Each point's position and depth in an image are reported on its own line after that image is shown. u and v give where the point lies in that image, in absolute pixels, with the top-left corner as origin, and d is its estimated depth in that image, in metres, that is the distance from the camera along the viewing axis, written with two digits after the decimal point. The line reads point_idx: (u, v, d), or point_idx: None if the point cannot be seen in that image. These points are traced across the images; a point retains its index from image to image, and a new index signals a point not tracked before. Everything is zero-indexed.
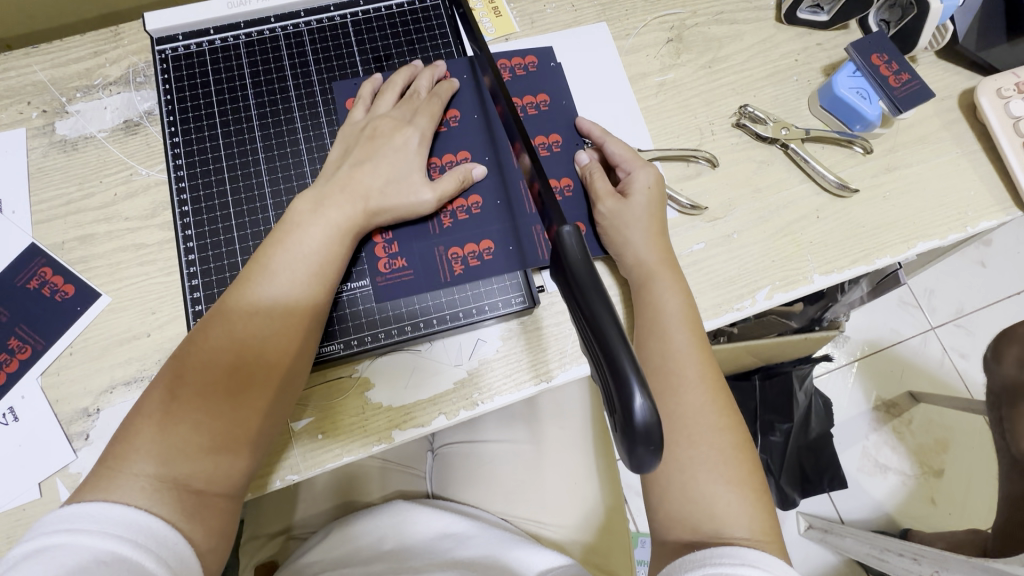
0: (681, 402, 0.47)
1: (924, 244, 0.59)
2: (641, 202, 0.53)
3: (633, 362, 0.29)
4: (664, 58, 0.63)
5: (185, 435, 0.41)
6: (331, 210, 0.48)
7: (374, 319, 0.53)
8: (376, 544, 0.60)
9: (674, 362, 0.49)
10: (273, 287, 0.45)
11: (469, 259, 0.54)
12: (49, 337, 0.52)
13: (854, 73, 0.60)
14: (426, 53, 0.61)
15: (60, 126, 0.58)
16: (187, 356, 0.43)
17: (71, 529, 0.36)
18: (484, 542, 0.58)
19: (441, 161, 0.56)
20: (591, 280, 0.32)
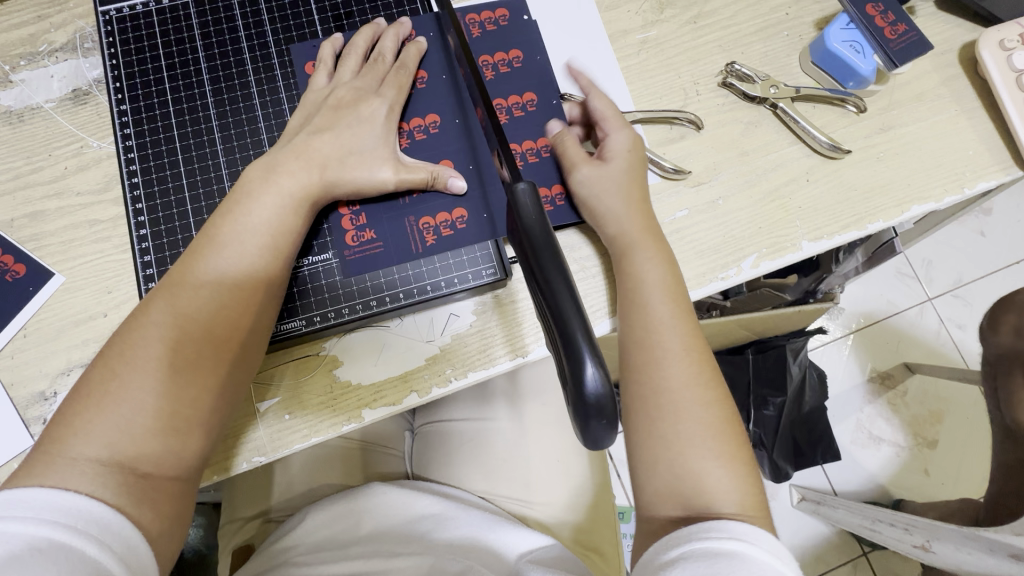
0: (659, 375, 0.45)
1: (918, 208, 0.56)
2: (617, 168, 0.50)
3: (586, 331, 0.28)
4: (646, 14, 0.60)
5: (132, 416, 0.39)
6: (285, 179, 0.46)
7: (340, 294, 0.50)
8: (356, 526, 0.58)
9: (656, 333, 0.46)
10: (222, 260, 0.43)
11: (439, 230, 0.51)
12: (1, 319, 0.50)
13: (848, 25, 0.56)
14: (390, 11, 0.57)
15: (4, 97, 0.55)
16: (131, 333, 0.42)
17: (2, 517, 0.34)
18: (464, 523, 0.56)
19: (409, 126, 0.53)
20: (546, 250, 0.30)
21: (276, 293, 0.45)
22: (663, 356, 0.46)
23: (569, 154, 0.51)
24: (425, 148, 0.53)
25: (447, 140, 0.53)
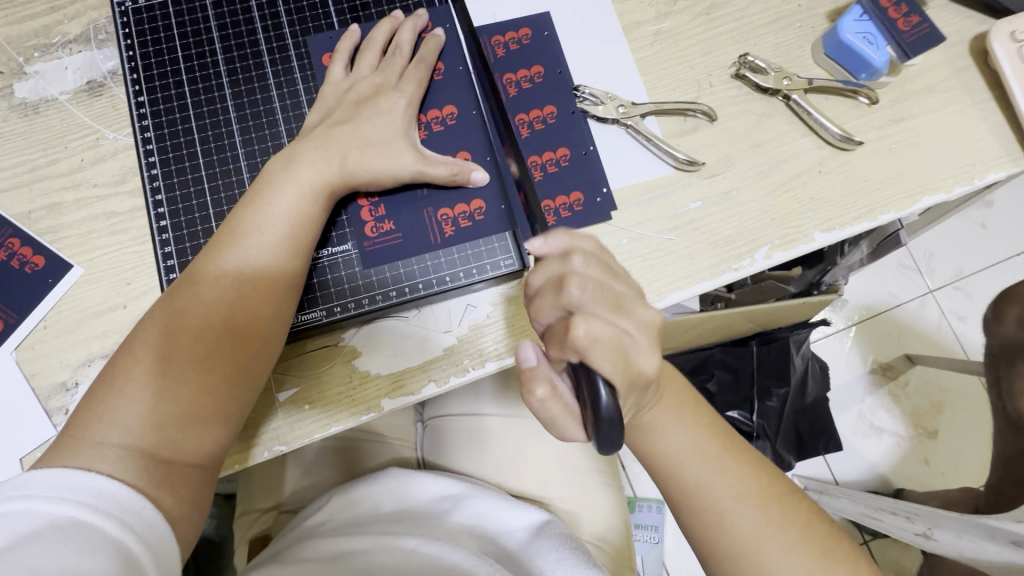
0: (699, 486, 0.46)
1: (929, 199, 0.56)
2: (620, 278, 0.41)
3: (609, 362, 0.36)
4: (660, 5, 0.60)
5: (152, 406, 0.40)
6: (305, 169, 0.46)
7: (359, 284, 0.51)
8: (375, 505, 0.60)
9: (679, 460, 0.46)
10: (244, 250, 0.44)
11: (456, 221, 0.52)
12: (20, 311, 0.50)
13: (861, 17, 0.56)
14: (405, 2, 0.57)
15: (19, 88, 0.55)
16: (158, 320, 0.42)
17: (28, 496, 0.35)
18: (477, 504, 0.60)
19: (427, 118, 0.53)
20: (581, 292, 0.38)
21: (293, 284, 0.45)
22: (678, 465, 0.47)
23: (575, 240, 0.41)
24: (442, 140, 0.53)
25: (463, 131, 0.54)
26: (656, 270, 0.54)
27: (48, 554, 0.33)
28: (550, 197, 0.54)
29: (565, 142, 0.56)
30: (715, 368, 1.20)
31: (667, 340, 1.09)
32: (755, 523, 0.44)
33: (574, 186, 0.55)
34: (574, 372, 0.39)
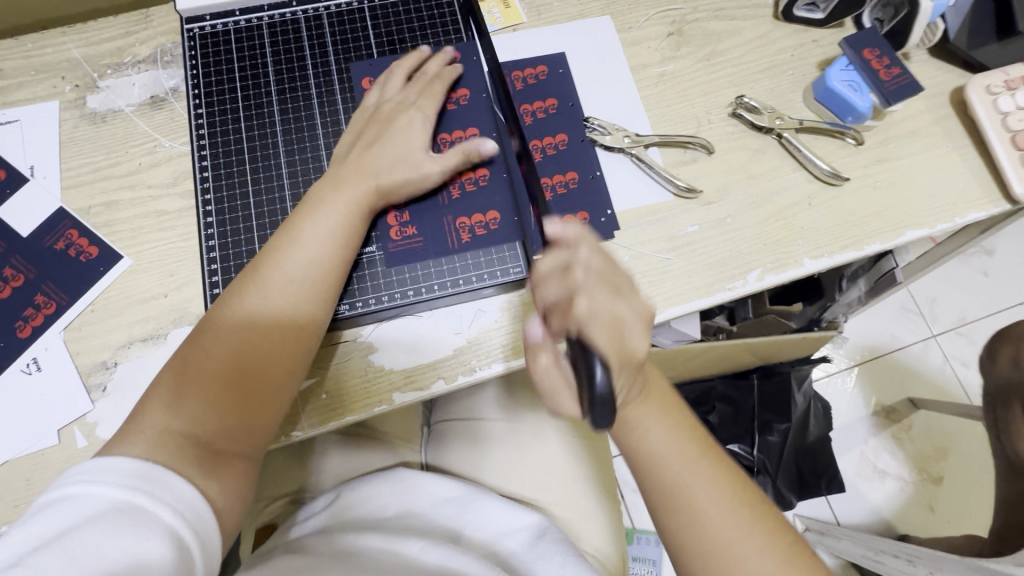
0: (680, 487, 0.47)
1: (913, 233, 0.61)
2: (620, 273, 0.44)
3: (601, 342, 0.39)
4: (664, 50, 0.66)
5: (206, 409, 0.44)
6: (348, 187, 0.51)
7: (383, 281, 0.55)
8: (383, 507, 0.62)
9: (659, 459, 0.48)
10: (298, 258, 0.49)
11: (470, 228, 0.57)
12: (72, 295, 0.55)
13: (846, 67, 0.62)
14: (437, 38, 0.64)
15: (91, 100, 0.62)
16: (217, 321, 0.47)
17: (92, 482, 0.38)
18: (483, 509, 0.62)
19: (449, 138, 0.59)
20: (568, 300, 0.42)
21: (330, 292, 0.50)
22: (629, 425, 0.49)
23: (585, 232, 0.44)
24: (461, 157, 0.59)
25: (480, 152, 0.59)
26: (655, 286, 0.58)
27: (104, 536, 0.35)
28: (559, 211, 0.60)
29: (573, 164, 0.61)
30: (716, 401, 1.24)
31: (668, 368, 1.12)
32: (723, 526, 0.45)
33: (580, 207, 0.60)
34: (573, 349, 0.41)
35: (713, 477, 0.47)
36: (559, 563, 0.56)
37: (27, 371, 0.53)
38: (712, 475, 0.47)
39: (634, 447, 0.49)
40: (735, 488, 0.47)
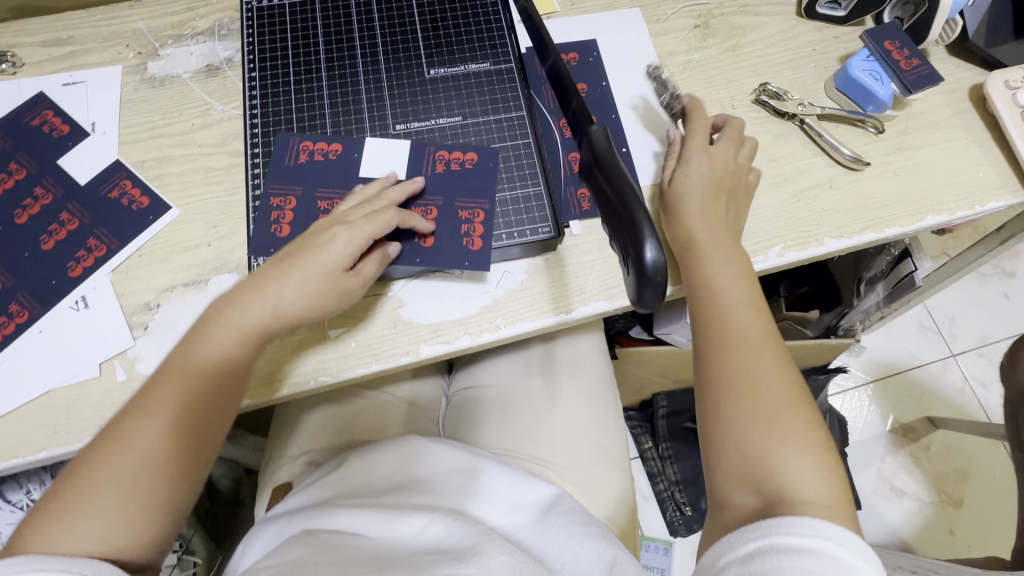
0: (747, 364, 0.46)
1: (933, 218, 0.62)
2: (721, 179, 0.56)
3: (648, 219, 0.35)
4: (691, 41, 0.69)
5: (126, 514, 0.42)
6: (273, 290, 0.49)
7: (271, 238, 0.55)
8: (393, 477, 0.62)
9: (731, 335, 0.48)
10: (211, 343, 0.48)
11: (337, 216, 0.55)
12: (122, 239, 0.58)
13: (868, 58, 0.64)
14: (477, 10, 0.65)
15: (152, 66, 0.66)
16: (130, 407, 0.45)
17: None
18: (492, 479, 0.60)
19: (448, 154, 0.57)
20: (612, 166, 0.38)
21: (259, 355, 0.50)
22: (690, 240, 0.53)
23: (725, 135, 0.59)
24: (377, 146, 0.58)
25: (504, 122, 0.60)
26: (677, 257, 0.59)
27: None
28: (450, 245, 0.55)
29: (473, 189, 0.56)
30: None
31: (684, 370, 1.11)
32: (786, 420, 0.44)
33: None
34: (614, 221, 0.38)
35: (769, 343, 0.48)
36: (567, 536, 0.54)
37: (76, 308, 0.56)
38: (770, 340, 0.48)
39: (702, 282, 0.51)
40: (790, 383, 0.46)
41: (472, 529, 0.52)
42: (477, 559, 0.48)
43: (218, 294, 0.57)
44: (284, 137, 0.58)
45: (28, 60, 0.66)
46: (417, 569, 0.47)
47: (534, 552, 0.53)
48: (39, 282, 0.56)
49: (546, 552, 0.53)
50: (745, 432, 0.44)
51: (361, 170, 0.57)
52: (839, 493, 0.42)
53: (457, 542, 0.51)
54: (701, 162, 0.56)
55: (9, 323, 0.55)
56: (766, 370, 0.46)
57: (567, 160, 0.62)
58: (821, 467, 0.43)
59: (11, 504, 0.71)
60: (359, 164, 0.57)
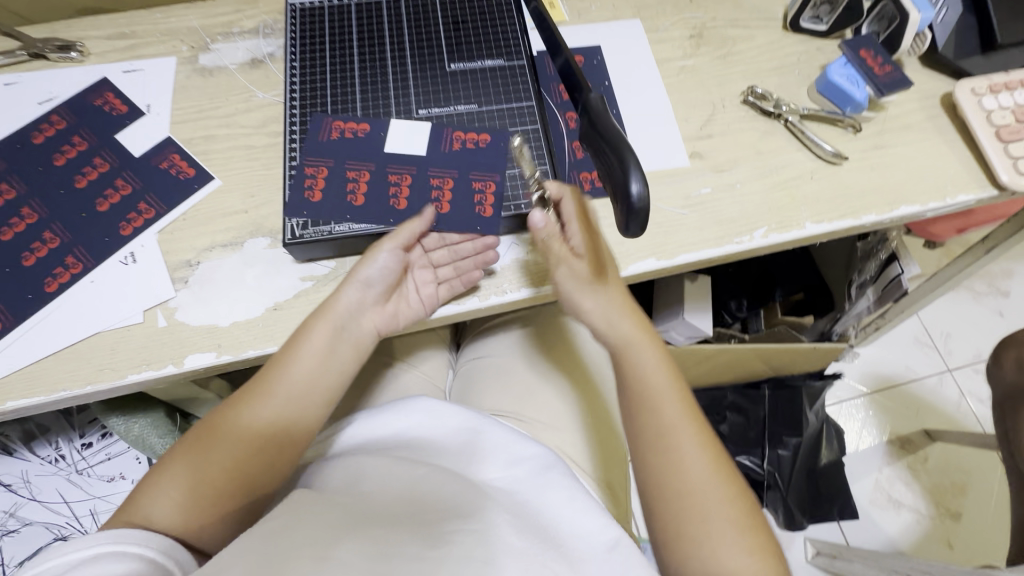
0: (680, 456, 0.53)
1: (906, 208, 0.67)
2: (608, 256, 0.61)
3: (634, 158, 0.43)
4: (686, 49, 0.77)
5: (206, 485, 0.51)
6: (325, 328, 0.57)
7: (303, 201, 0.61)
8: (397, 431, 0.64)
9: (666, 431, 0.55)
10: (303, 366, 0.56)
11: (364, 185, 0.62)
12: (169, 205, 0.65)
13: (845, 65, 0.71)
14: (494, 15, 0.73)
15: (203, 58, 0.74)
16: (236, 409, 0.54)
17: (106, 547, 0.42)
18: (495, 440, 0.62)
19: (464, 136, 0.65)
20: (602, 119, 0.45)
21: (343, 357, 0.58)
22: (624, 341, 0.59)
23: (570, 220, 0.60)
24: (401, 125, 0.65)
25: (515, 110, 0.67)
26: (669, 235, 0.65)
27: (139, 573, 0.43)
28: (464, 211, 0.62)
29: (487, 165, 0.64)
30: (727, 409, 1.22)
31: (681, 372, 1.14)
32: (716, 501, 0.51)
33: None
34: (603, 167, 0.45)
35: (696, 434, 0.55)
36: (567, 499, 0.56)
37: (125, 262, 0.62)
38: (697, 429, 0.55)
39: (634, 381, 0.58)
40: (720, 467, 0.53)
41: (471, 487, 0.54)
42: (475, 515, 0.49)
43: (252, 254, 0.63)
44: (320, 116, 0.65)
45: (95, 50, 0.74)
46: (421, 513, 0.48)
47: (533, 507, 0.55)
48: (94, 239, 0.63)
49: (544, 507, 0.55)
50: (682, 522, 0.51)
51: (386, 146, 0.64)
52: (768, 566, 0.49)
53: (453, 499, 0.51)
54: (591, 237, 0.60)
55: (65, 274, 0.61)
56: (699, 465, 0.53)
57: (571, 147, 0.69)
58: (751, 548, 0.50)
59: (40, 457, 0.76)
60: (385, 141, 0.64)
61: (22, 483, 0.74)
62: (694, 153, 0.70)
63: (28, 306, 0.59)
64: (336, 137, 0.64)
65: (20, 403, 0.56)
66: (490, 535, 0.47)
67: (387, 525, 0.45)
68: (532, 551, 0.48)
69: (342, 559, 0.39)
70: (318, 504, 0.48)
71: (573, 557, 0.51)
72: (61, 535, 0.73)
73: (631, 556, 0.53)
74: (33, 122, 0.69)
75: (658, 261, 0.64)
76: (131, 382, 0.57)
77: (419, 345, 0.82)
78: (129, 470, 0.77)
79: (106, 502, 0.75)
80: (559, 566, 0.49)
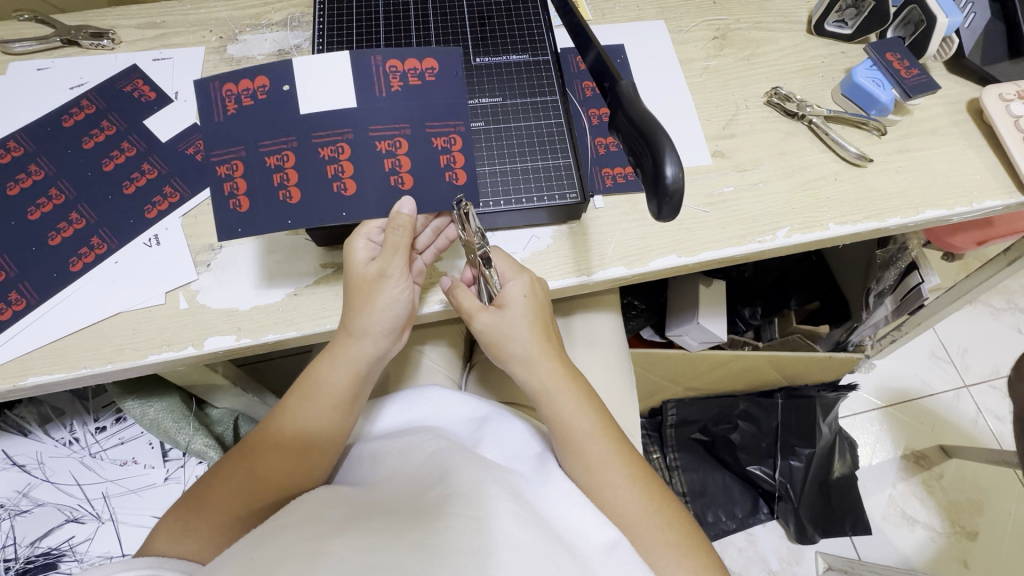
0: (616, 492, 0.55)
1: (932, 212, 0.66)
2: (542, 301, 0.59)
3: (671, 145, 0.45)
4: (709, 49, 0.77)
5: (221, 515, 0.54)
6: (342, 372, 0.56)
7: (233, 215, 0.54)
8: (409, 419, 0.64)
9: (598, 473, 0.55)
10: (314, 408, 0.56)
11: (293, 170, 0.54)
12: (194, 189, 0.65)
13: (871, 67, 0.72)
14: (520, 11, 0.73)
15: (231, 48, 0.75)
16: (259, 436, 0.57)
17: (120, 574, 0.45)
18: (500, 431, 0.61)
19: (403, 66, 0.56)
20: (637, 109, 0.48)
21: (362, 396, 0.59)
22: (543, 388, 0.57)
23: (511, 274, 0.58)
24: (310, 72, 0.54)
25: (539, 104, 0.67)
26: (691, 233, 0.65)
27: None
28: (430, 176, 0.56)
29: (445, 111, 0.57)
30: (739, 418, 1.16)
31: (694, 379, 1.12)
32: (658, 535, 0.54)
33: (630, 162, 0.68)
34: (636, 156, 0.48)
35: (624, 469, 0.56)
36: (568, 494, 0.54)
37: (149, 244, 0.63)
38: (624, 463, 0.56)
39: (559, 427, 0.57)
40: (658, 502, 0.56)
41: (473, 467, 0.52)
42: (476, 500, 0.47)
43: (274, 240, 0.63)
44: (203, 81, 0.54)
45: (125, 38, 0.75)
46: (420, 502, 0.48)
47: (533, 499, 0.52)
48: (119, 221, 0.63)
49: (543, 500, 0.53)
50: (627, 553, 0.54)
51: (300, 108, 0.54)
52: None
53: (455, 476, 0.50)
54: (525, 285, 0.57)
55: (89, 254, 0.62)
56: (631, 503, 0.55)
57: (594, 144, 0.69)
58: (691, 571, 0.52)
59: (53, 439, 0.77)
60: (290, 98, 0.54)
61: (37, 464, 0.75)
62: (716, 151, 0.69)
63: (53, 284, 0.60)
64: (233, 110, 0.54)
65: (41, 379, 0.56)
66: (487, 524, 0.45)
67: (385, 519, 0.46)
68: (535, 544, 0.46)
69: (334, 554, 0.40)
70: (325, 502, 0.50)
71: (576, 552, 0.49)
72: (73, 516, 0.72)
73: (632, 558, 0.50)
74: (63, 107, 0.70)
75: (680, 258, 0.63)
76: (151, 362, 0.58)
77: (433, 338, 0.81)
78: (141, 455, 0.77)
79: (118, 485, 0.74)
80: (562, 560, 0.46)
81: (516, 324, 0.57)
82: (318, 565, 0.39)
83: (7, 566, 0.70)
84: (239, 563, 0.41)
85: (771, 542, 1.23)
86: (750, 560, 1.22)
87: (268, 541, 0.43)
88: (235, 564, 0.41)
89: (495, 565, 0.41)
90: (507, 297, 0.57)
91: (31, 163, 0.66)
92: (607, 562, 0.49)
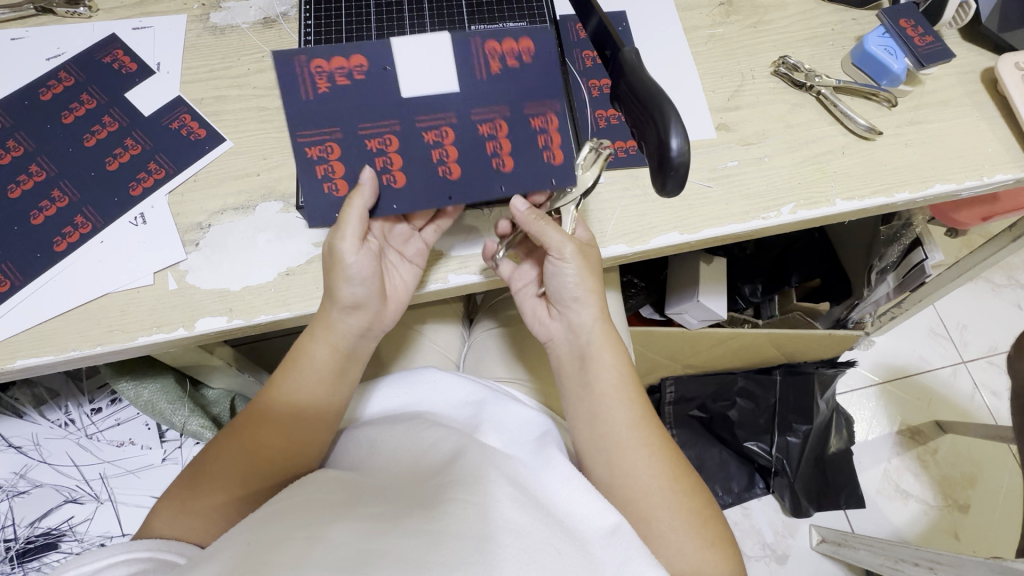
0: (638, 471, 0.54)
1: (940, 186, 0.65)
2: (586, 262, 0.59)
3: (677, 116, 0.43)
4: (714, 16, 0.73)
5: (215, 496, 0.53)
6: (319, 350, 0.56)
7: (329, 199, 0.54)
8: (415, 403, 0.63)
9: (619, 449, 0.55)
10: (296, 383, 0.56)
11: (395, 154, 0.54)
12: (180, 165, 0.63)
13: (883, 35, 0.69)
14: None
15: (214, 16, 0.71)
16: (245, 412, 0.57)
17: (122, 553, 0.45)
18: (500, 412, 0.60)
19: (501, 47, 0.54)
20: (637, 77, 0.46)
21: (348, 372, 0.58)
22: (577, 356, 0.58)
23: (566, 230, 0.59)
24: (409, 57, 0.52)
25: None
26: (692, 209, 0.63)
27: (160, 561, 0.46)
28: (530, 158, 0.55)
29: (541, 90, 0.55)
30: (738, 395, 1.16)
31: (694, 356, 1.11)
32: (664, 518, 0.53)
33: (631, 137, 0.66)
34: (641, 126, 0.46)
35: (639, 446, 0.55)
36: (568, 478, 0.53)
37: (135, 223, 0.61)
38: (640, 439, 0.56)
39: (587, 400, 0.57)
40: (676, 485, 0.54)
41: (479, 451, 0.52)
42: (477, 485, 0.47)
43: (264, 219, 0.61)
44: (286, 57, 0.51)
45: (103, 6, 0.72)
46: (433, 486, 0.47)
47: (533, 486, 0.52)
48: (104, 198, 0.61)
49: (547, 487, 0.53)
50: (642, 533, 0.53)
51: (401, 92, 0.53)
52: (719, 562, 0.52)
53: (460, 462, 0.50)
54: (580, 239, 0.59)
55: (74, 234, 0.60)
56: (646, 479, 0.54)
57: (593, 117, 0.67)
58: (703, 543, 0.52)
59: (49, 421, 0.76)
60: (392, 80, 0.53)
61: (33, 446, 0.74)
62: (721, 125, 0.67)
63: (38, 265, 0.58)
64: (325, 89, 0.52)
65: (29, 362, 0.55)
66: (490, 509, 0.45)
67: (385, 504, 0.45)
68: (535, 528, 0.45)
69: (332, 540, 0.40)
70: (325, 488, 0.49)
71: (576, 535, 0.49)
72: (72, 497, 0.72)
73: (632, 544, 0.49)
74: (40, 78, 0.67)
75: (681, 235, 0.62)
76: (142, 344, 0.56)
77: (430, 318, 0.80)
78: (139, 436, 0.76)
79: (117, 466, 0.74)
80: (562, 544, 0.46)
81: (557, 271, 0.56)
82: (316, 551, 0.38)
83: (8, 546, 0.71)
84: (235, 549, 0.40)
85: (766, 515, 1.25)
86: (746, 534, 1.24)
87: (266, 525, 0.43)
88: (231, 550, 0.40)
89: (496, 549, 0.41)
90: (551, 245, 0.55)
91: (9, 138, 0.63)
92: (607, 546, 0.49)
